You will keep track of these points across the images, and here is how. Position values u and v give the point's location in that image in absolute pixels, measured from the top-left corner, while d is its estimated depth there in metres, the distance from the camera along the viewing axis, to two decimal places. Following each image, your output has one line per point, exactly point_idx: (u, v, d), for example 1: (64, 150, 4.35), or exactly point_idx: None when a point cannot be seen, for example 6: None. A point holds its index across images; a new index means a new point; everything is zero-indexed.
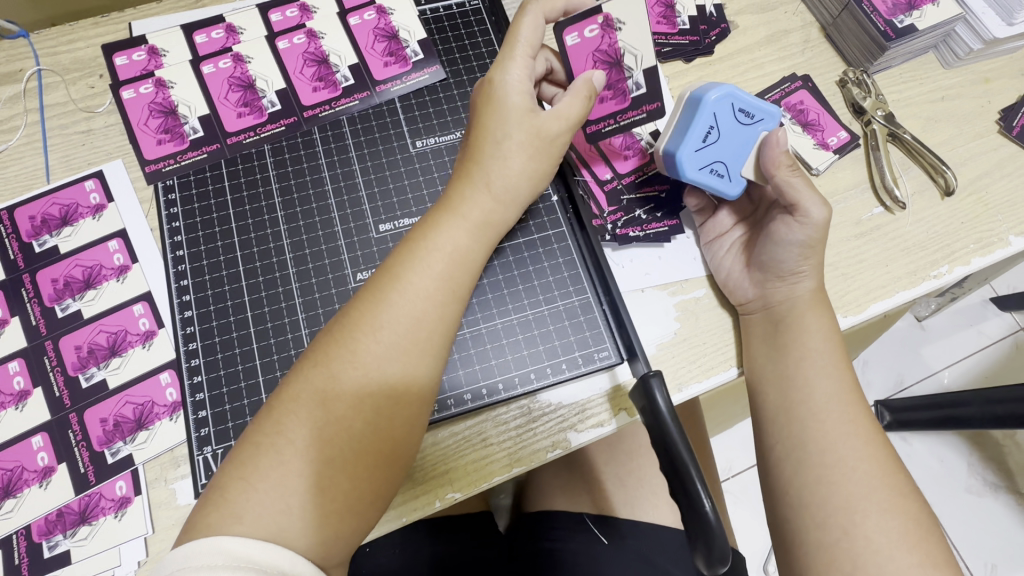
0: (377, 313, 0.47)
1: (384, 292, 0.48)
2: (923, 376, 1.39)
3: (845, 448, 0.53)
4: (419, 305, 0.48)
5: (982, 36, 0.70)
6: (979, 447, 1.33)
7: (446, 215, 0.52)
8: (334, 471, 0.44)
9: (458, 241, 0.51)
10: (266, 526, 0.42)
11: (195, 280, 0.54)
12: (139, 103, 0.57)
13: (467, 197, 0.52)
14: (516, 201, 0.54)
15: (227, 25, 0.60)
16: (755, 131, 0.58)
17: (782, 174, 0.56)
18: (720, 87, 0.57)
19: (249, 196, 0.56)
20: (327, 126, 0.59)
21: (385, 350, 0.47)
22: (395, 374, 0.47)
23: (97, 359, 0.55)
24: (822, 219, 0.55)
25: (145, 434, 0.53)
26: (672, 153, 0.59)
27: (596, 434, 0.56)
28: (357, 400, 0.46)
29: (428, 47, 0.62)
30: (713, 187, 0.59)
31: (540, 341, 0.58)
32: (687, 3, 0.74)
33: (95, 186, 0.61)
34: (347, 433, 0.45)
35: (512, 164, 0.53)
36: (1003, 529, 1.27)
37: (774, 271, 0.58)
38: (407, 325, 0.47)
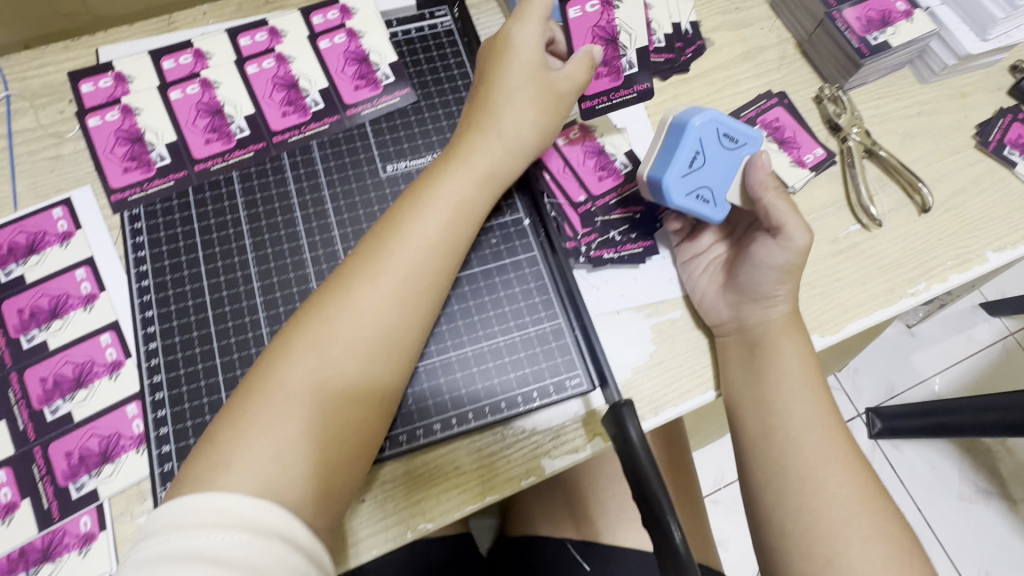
0: (377, 261, 0.48)
1: (387, 239, 0.49)
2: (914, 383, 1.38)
3: (824, 474, 0.52)
4: (420, 251, 0.50)
5: (956, 52, 0.70)
6: (971, 454, 1.32)
7: (452, 162, 0.54)
8: (328, 418, 0.44)
9: (463, 189, 0.53)
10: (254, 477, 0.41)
11: (160, 310, 0.53)
12: (106, 131, 0.56)
13: (475, 143, 0.54)
14: (524, 153, 0.56)
15: (195, 50, 0.60)
16: (738, 156, 0.58)
17: (768, 197, 0.56)
18: (704, 112, 0.56)
19: (216, 223, 0.56)
20: (296, 151, 0.58)
21: (383, 295, 0.48)
22: (395, 323, 0.48)
23: (63, 392, 0.54)
24: (804, 244, 0.54)
25: (111, 468, 0.52)
26: (657, 179, 0.57)
27: (571, 460, 0.55)
28: (353, 347, 0.46)
29: (399, 70, 0.61)
30: (699, 213, 0.58)
31: (511, 368, 0.57)
32: (662, 21, 0.73)
33: (63, 214, 0.60)
34: (341, 381, 0.45)
35: (518, 117, 0.55)
36: (996, 537, 1.27)
37: (751, 293, 0.57)
38: (407, 270, 0.49)
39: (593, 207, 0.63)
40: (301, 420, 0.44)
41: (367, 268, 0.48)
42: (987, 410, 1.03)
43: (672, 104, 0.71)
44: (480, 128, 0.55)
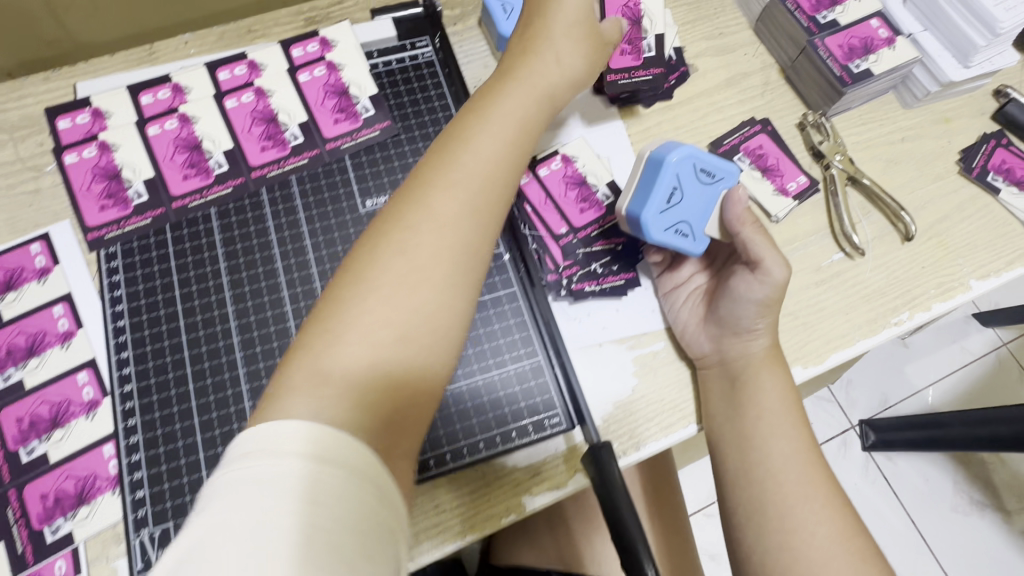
0: (448, 170, 0.45)
1: (455, 149, 0.46)
2: (907, 394, 1.37)
3: (804, 512, 0.52)
4: (491, 162, 0.47)
5: (939, 79, 0.70)
6: (965, 466, 1.32)
7: (512, 81, 0.52)
8: (414, 331, 0.40)
9: (523, 103, 0.51)
10: (338, 397, 0.36)
11: (136, 351, 0.53)
12: (82, 168, 0.56)
13: (532, 64, 0.53)
14: (574, 85, 0.56)
15: (173, 85, 0.59)
16: (715, 190, 0.58)
17: (747, 230, 0.56)
18: (682, 148, 0.56)
19: (194, 261, 0.55)
20: (275, 187, 0.58)
21: (458, 202, 0.44)
22: (471, 235, 0.44)
23: (39, 432, 0.54)
24: (782, 279, 0.54)
25: (86, 510, 0.52)
26: (635, 215, 0.57)
27: (553, 497, 0.55)
28: (435, 256, 0.42)
29: (379, 102, 0.61)
30: (678, 247, 0.58)
31: (490, 407, 0.57)
32: (651, 31, 0.69)
33: (41, 249, 0.60)
34: (422, 296, 0.41)
35: (571, 46, 0.55)
36: (990, 550, 1.27)
37: (731, 326, 0.57)
38: (481, 179, 0.46)
39: (575, 240, 0.63)
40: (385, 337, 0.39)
41: (439, 175, 0.45)
42: (978, 425, 1.03)
43: (655, 131, 0.71)
44: (534, 51, 0.54)
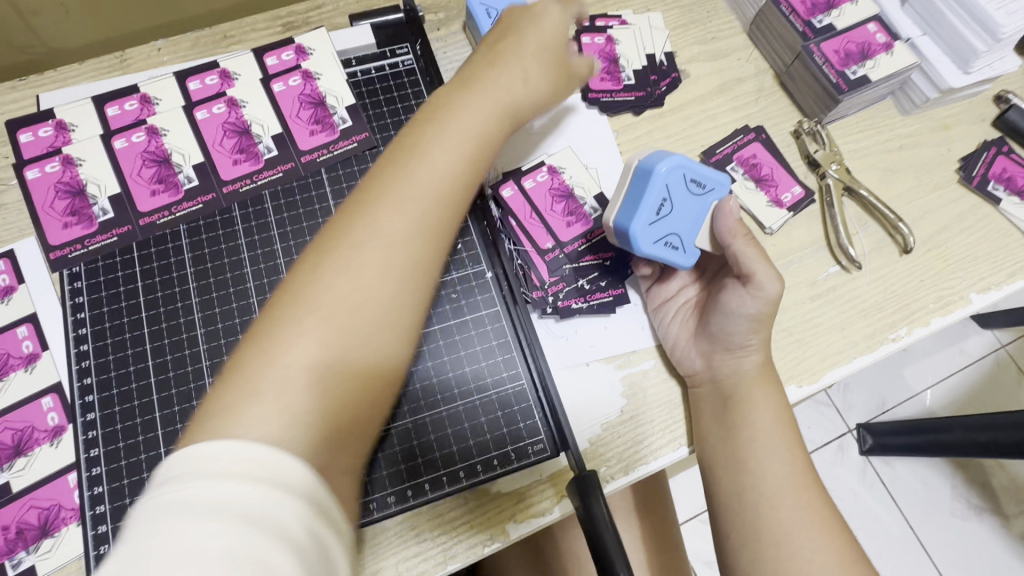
0: (395, 184, 0.43)
1: (408, 160, 0.44)
2: (905, 398, 1.35)
3: (799, 539, 0.50)
4: (444, 176, 0.44)
5: (938, 85, 0.68)
6: (963, 470, 1.31)
7: (463, 99, 0.48)
8: (359, 353, 0.38)
9: (482, 114, 0.48)
10: (282, 419, 0.34)
11: (100, 377, 0.51)
12: (44, 184, 0.54)
13: (490, 75, 0.51)
14: (540, 103, 0.54)
15: (141, 96, 0.57)
16: (705, 201, 0.55)
17: (738, 243, 0.53)
18: (671, 157, 0.53)
19: (162, 281, 0.53)
20: (248, 202, 0.56)
21: (409, 219, 0.42)
22: (422, 251, 0.42)
23: (1, 461, 0.52)
24: (776, 293, 0.52)
25: (50, 542, 0.50)
26: (623, 227, 0.54)
27: (539, 524, 0.53)
28: (382, 272, 0.40)
29: (357, 112, 0.59)
30: (668, 259, 0.55)
31: (471, 433, 0.54)
32: (631, 57, 0.71)
33: (4, 267, 0.57)
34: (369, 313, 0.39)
35: (536, 68, 0.53)
36: (988, 557, 1.25)
37: (723, 343, 0.55)
38: (433, 194, 0.43)
39: (562, 257, 0.61)
40: (330, 357, 0.37)
41: (391, 190, 0.42)
42: (978, 429, 1.01)
43: (646, 140, 0.69)
44: (501, 64, 0.52)
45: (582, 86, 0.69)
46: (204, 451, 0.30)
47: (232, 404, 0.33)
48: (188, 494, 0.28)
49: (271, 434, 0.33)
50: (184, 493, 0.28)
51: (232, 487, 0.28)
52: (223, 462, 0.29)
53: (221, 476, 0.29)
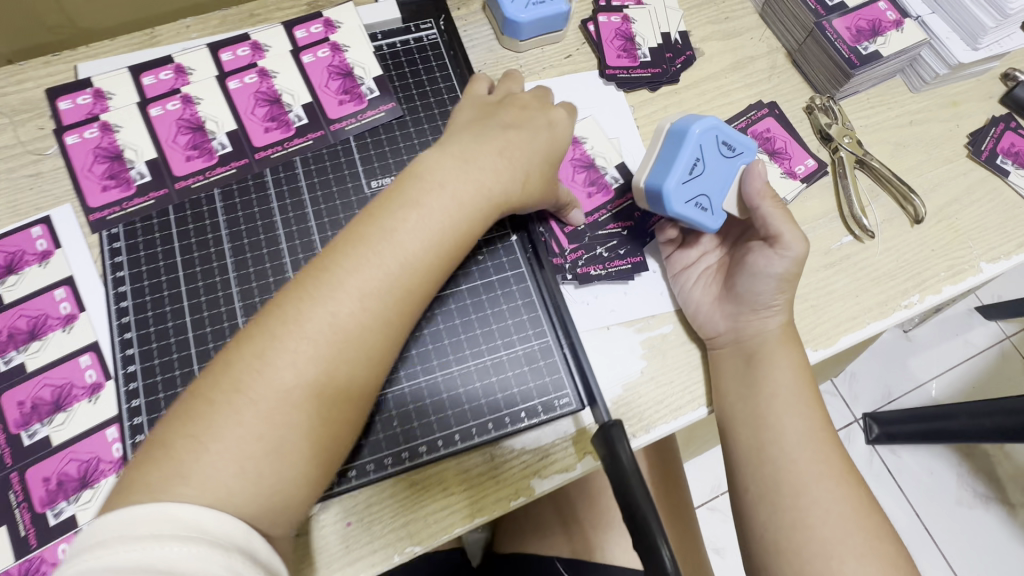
0: (352, 273, 0.44)
1: (372, 248, 0.45)
2: (911, 388, 1.37)
3: (819, 490, 0.51)
4: (405, 270, 0.46)
5: (948, 61, 0.69)
6: (969, 458, 1.32)
7: (439, 171, 0.49)
8: (296, 439, 0.42)
9: (461, 203, 0.49)
10: (216, 489, 0.39)
11: (140, 340, 0.52)
12: (84, 149, 0.55)
13: (482, 158, 0.51)
14: (532, 193, 0.54)
15: (176, 66, 0.59)
16: (735, 164, 0.57)
17: (767, 205, 0.55)
18: (704, 120, 0.55)
19: (200, 247, 0.55)
20: (279, 168, 0.57)
21: (363, 314, 0.44)
22: (376, 344, 0.45)
23: (41, 415, 0.53)
24: (801, 253, 0.54)
25: (90, 493, 0.51)
26: (655, 187, 0.56)
27: (562, 480, 0.55)
28: (330, 363, 0.43)
29: (384, 84, 0.60)
30: (697, 221, 0.56)
31: (498, 387, 0.56)
32: (647, 35, 0.73)
33: (42, 233, 0.59)
34: (307, 400, 0.42)
35: (531, 162, 0.53)
36: (995, 542, 1.26)
37: (749, 303, 0.57)
38: (391, 290, 0.45)
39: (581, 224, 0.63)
40: (268, 439, 0.41)
41: (347, 282, 0.44)
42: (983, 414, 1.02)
43: (662, 116, 0.71)
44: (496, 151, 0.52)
45: (601, 63, 0.71)
46: (131, 516, 0.36)
47: (171, 472, 0.39)
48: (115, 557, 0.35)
49: (205, 504, 0.38)
50: (119, 557, 0.35)
51: (159, 547, 0.35)
52: (150, 526, 0.36)
53: (152, 538, 0.35)
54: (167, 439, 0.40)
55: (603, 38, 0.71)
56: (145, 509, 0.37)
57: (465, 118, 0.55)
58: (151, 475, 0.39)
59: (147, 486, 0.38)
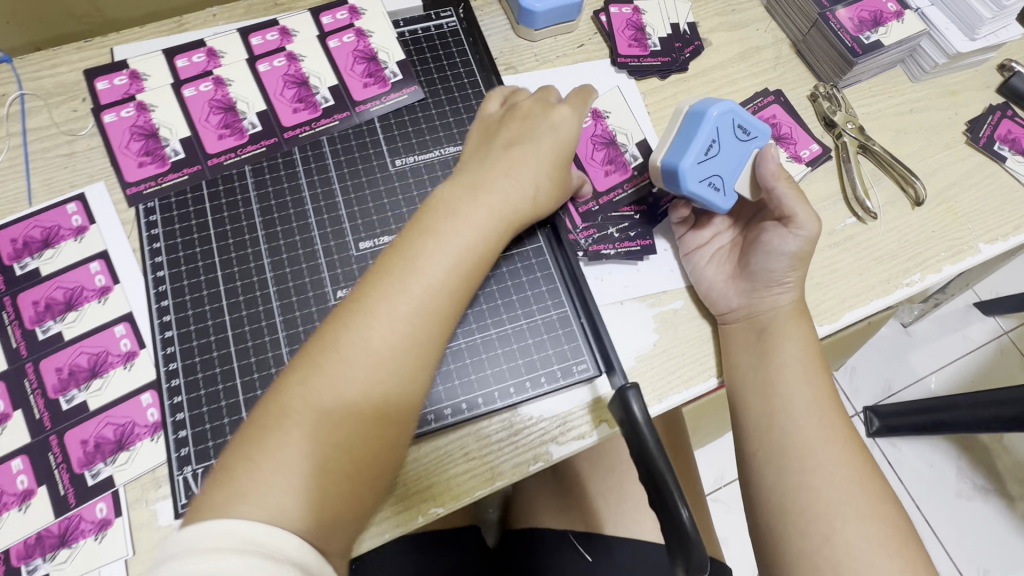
0: (389, 298, 0.47)
1: (401, 274, 0.47)
2: (911, 382, 1.39)
3: (825, 453, 0.53)
4: (433, 292, 0.48)
5: (947, 51, 0.72)
6: (969, 452, 1.33)
7: (465, 200, 0.52)
8: (345, 457, 0.43)
9: (480, 230, 0.51)
10: (274, 505, 0.41)
11: (180, 344, 0.53)
12: (121, 127, 0.58)
13: (494, 186, 0.53)
14: (544, 208, 0.56)
15: (207, 50, 0.61)
16: (749, 148, 0.58)
17: (782, 185, 0.57)
18: (721, 103, 0.57)
19: (238, 254, 0.56)
20: (307, 147, 0.60)
21: (397, 336, 0.46)
22: (410, 364, 0.46)
23: (78, 381, 0.55)
24: (813, 232, 0.56)
25: (126, 455, 0.53)
26: (672, 166, 0.57)
27: (578, 446, 0.57)
28: (368, 385, 0.45)
29: (406, 68, 0.63)
30: (710, 201, 0.58)
31: (519, 354, 0.58)
32: (657, 26, 0.75)
33: (77, 209, 0.61)
34: (351, 419, 0.44)
35: (539, 175, 0.55)
36: (994, 534, 1.28)
37: (762, 279, 0.58)
38: (421, 311, 0.47)
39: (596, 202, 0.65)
40: (317, 458, 0.42)
41: (380, 308, 0.46)
42: (980, 405, 1.03)
43: (671, 102, 0.73)
44: (514, 174, 0.54)
45: (612, 52, 0.73)
46: (199, 533, 0.38)
47: (231, 492, 0.40)
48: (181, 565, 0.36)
49: (263, 521, 0.40)
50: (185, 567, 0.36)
51: (220, 560, 0.37)
52: (213, 541, 0.37)
53: (215, 552, 0.37)
54: (226, 462, 0.42)
55: (614, 28, 0.74)
56: (209, 525, 0.38)
57: (472, 145, 0.58)
58: (215, 495, 0.41)
59: (211, 505, 0.40)
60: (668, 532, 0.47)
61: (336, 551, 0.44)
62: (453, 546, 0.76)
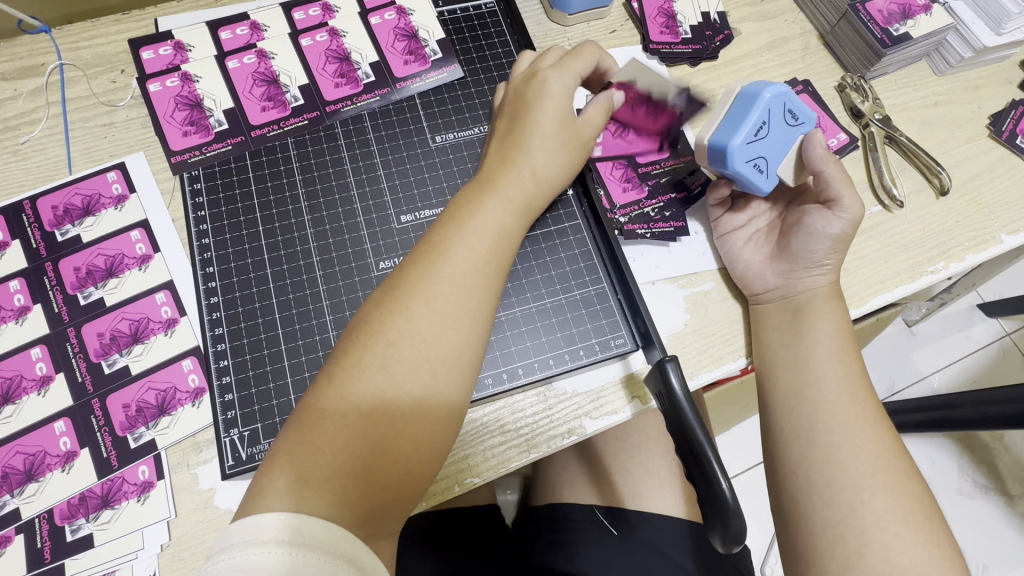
0: (431, 285, 0.47)
1: (435, 261, 0.48)
2: (913, 381, 1.29)
3: (851, 429, 0.52)
4: (469, 275, 0.48)
5: (973, 45, 0.73)
6: (969, 450, 1.20)
7: (492, 190, 0.52)
8: (396, 437, 0.43)
9: (502, 216, 0.52)
10: (336, 486, 0.40)
11: (230, 327, 0.55)
12: (165, 96, 0.62)
13: (509, 175, 0.54)
14: (551, 182, 0.56)
15: (251, 23, 0.65)
16: (795, 133, 0.59)
17: (828, 170, 0.58)
18: (775, 87, 0.57)
19: (292, 242, 0.58)
20: (349, 121, 0.63)
21: (440, 318, 0.46)
22: (455, 345, 0.46)
23: (120, 346, 0.56)
24: (857, 215, 0.57)
25: (168, 420, 0.54)
26: (721, 146, 0.57)
27: (611, 421, 0.57)
28: (415, 365, 0.44)
29: (446, 47, 0.66)
30: (752, 182, 0.58)
31: (558, 328, 0.60)
32: (688, 14, 0.76)
33: (117, 178, 0.61)
34: (404, 399, 0.43)
35: (549, 155, 0.55)
36: (1005, 538, 1.14)
37: (802, 261, 0.59)
38: (460, 293, 0.47)
39: (642, 184, 0.66)
40: (370, 438, 0.42)
41: (422, 292, 0.46)
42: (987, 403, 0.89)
43: (703, 89, 0.74)
44: (527, 152, 0.54)
45: (644, 38, 0.74)
46: (256, 525, 0.37)
47: (295, 477, 0.40)
48: (241, 559, 0.36)
49: (321, 507, 0.39)
50: (239, 559, 0.36)
51: (268, 554, 0.36)
52: (263, 533, 0.37)
53: (267, 543, 0.37)
54: (283, 450, 0.42)
55: (646, 15, 0.74)
56: (265, 515, 0.38)
57: (497, 135, 0.57)
58: (276, 480, 0.40)
59: (273, 492, 0.39)
60: (705, 502, 0.47)
61: (391, 534, 0.43)
62: (476, 522, 0.79)
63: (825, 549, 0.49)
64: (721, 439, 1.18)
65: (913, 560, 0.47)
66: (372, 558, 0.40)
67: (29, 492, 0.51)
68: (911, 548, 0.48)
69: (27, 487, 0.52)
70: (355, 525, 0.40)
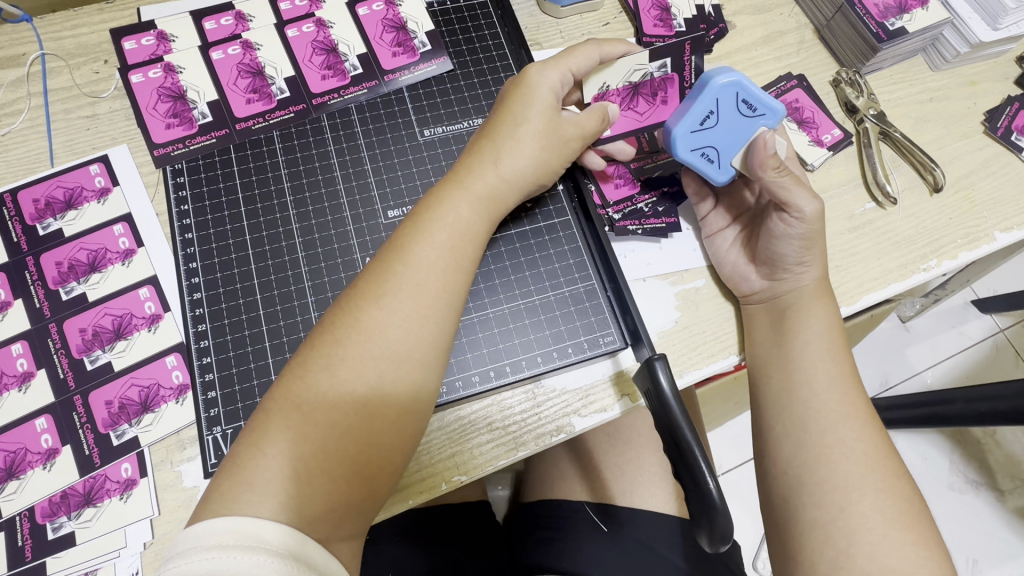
0: (384, 285, 0.46)
1: (392, 260, 0.47)
2: (906, 376, 1.29)
3: (841, 430, 0.52)
4: (425, 272, 0.47)
5: (969, 40, 0.72)
6: (961, 445, 1.20)
7: (456, 189, 0.52)
8: (341, 437, 0.42)
9: (463, 213, 0.51)
10: (280, 489, 0.40)
11: (211, 323, 0.55)
12: (149, 87, 0.61)
13: (475, 171, 0.53)
14: (522, 180, 0.55)
15: (236, 13, 0.64)
16: (753, 125, 0.57)
17: (769, 176, 0.55)
18: (730, 73, 0.56)
19: (257, 240, 0.57)
20: (336, 114, 0.62)
21: (392, 317, 0.45)
22: (406, 345, 0.45)
23: (102, 342, 0.55)
24: (816, 212, 0.55)
25: (151, 416, 0.53)
26: (668, 129, 0.59)
27: (600, 419, 0.57)
28: (361, 365, 0.44)
29: (436, 39, 0.65)
30: (701, 171, 0.59)
31: (546, 325, 0.59)
32: (683, 6, 0.73)
33: (100, 170, 0.60)
34: (352, 400, 0.43)
35: (516, 150, 0.54)
36: (993, 533, 1.15)
37: (779, 265, 0.58)
38: (415, 292, 0.46)
39: (635, 180, 0.65)
40: (316, 441, 0.41)
41: (373, 291, 0.46)
42: (979, 399, 0.89)
43: None
44: (494, 148, 0.54)
45: (637, 32, 0.72)
46: (204, 531, 0.37)
47: (237, 482, 0.40)
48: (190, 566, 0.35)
49: (270, 512, 0.39)
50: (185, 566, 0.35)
51: (229, 556, 0.36)
52: (218, 538, 0.37)
53: (218, 548, 0.36)
54: (233, 453, 0.42)
55: (640, 7, 0.72)
56: (219, 522, 0.37)
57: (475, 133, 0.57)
58: (224, 485, 0.40)
59: (219, 497, 0.39)
60: (692, 500, 0.47)
61: (352, 536, 0.43)
62: (467, 517, 0.79)
63: (814, 549, 0.49)
64: (713, 435, 1.18)
65: (902, 561, 0.47)
66: (328, 557, 0.40)
67: (10, 490, 0.51)
68: (899, 549, 0.47)
69: (8, 485, 0.51)
70: (305, 529, 0.39)
